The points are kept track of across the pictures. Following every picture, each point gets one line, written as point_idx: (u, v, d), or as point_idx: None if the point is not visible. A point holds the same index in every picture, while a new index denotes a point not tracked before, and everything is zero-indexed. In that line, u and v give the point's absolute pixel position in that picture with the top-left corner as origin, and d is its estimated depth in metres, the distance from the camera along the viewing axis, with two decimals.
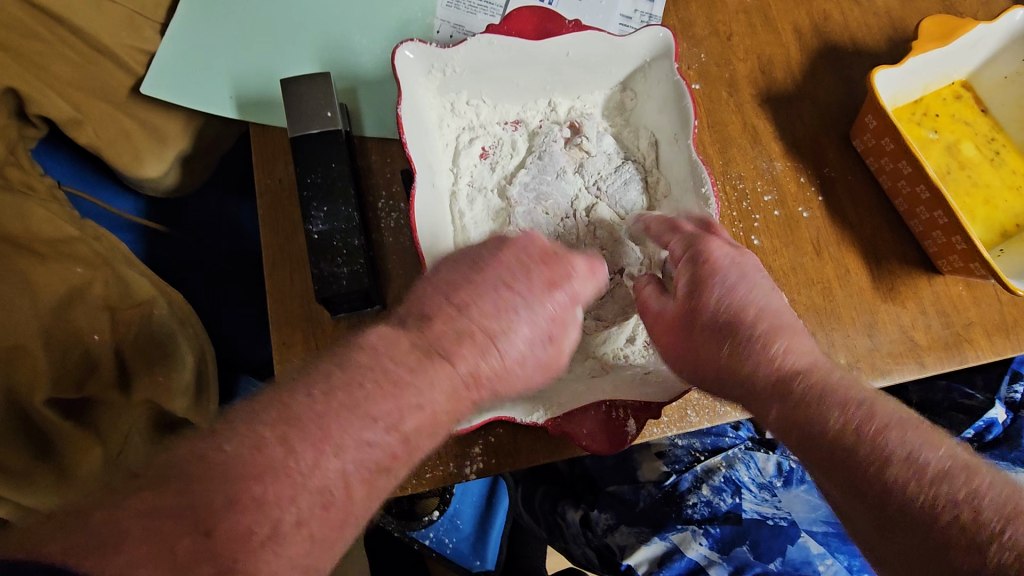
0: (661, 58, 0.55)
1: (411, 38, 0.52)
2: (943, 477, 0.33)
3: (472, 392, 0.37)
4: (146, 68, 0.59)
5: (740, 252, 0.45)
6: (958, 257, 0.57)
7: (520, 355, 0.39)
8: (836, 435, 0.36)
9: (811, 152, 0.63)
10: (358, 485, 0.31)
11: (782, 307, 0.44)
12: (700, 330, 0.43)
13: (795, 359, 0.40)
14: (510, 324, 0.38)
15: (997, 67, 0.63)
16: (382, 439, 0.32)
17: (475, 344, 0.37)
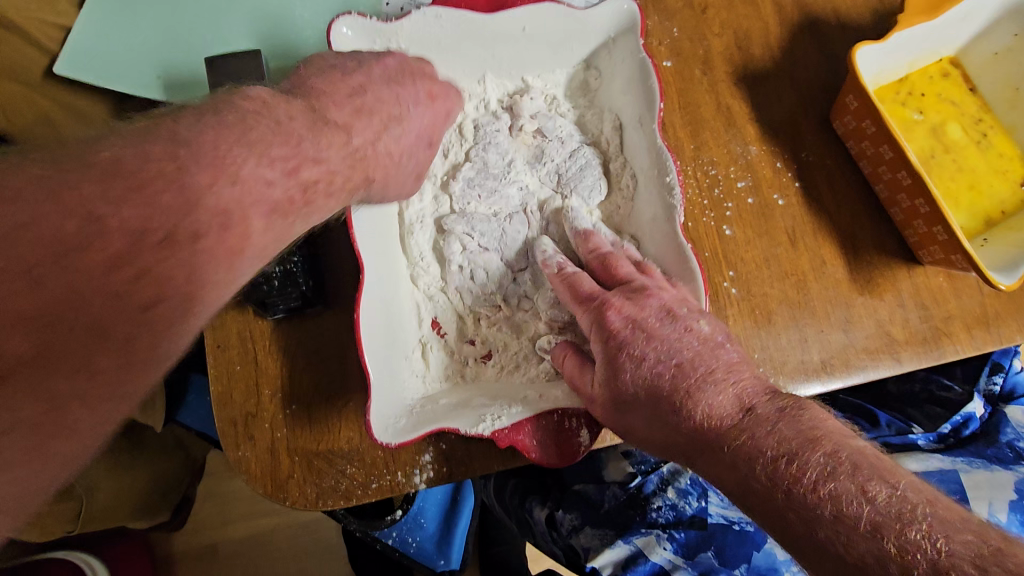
0: (626, 33, 0.50)
1: (348, 11, 0.47)
2: (891, 524, 0.30)
3: (367, 163, 0.40)
4: (61, 46, 0.53)
5: (646, 293, 0.43)
6: (939, 247, 0.54)
7: (405, 146, 0.44)
8: (779, 496, 0.33)
9: (789, 135, 0.59)
10: (258, 221, 0.33)
11: (704, 338, 0.41)
12: (626, 403, 0.40)
13: (726, 407, 0.37)
14: (403, 112, 0.44)
15: (988, 43, 0.59)
16: (280, 179, 0.34)
17: (372, 123, 0.41)
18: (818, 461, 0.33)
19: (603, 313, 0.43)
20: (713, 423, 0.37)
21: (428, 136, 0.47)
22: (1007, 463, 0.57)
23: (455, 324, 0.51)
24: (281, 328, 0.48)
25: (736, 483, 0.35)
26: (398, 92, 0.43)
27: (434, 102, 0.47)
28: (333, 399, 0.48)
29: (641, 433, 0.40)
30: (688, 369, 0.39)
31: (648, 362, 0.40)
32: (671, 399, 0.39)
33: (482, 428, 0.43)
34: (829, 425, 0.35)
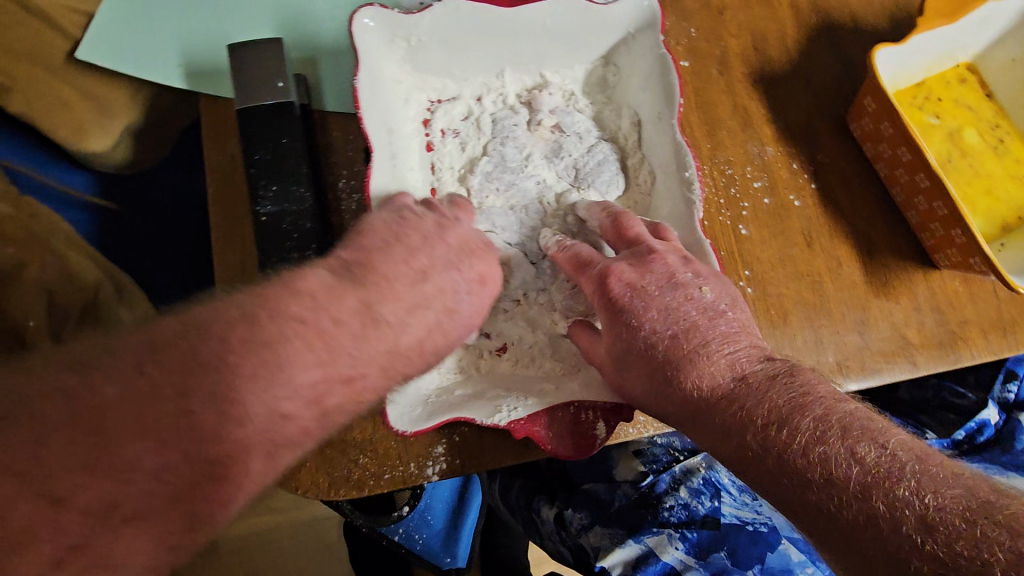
0: (646, 29, 0.51)
1: (371, 2, 0.47)
2: (880, 484, 0.31)
3: (409, 369, 0.36)
4: (83, 31, 0.53)
5: (651, 258, 0.43)
6: (956, 250, 0.54)
7: (455, 338, 0.39)
8: (771, 461, 0.34)
9: (805, 137, 0.59)
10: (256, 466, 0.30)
11: (704, 307, 0.41)
12: (627, 370, 0.41)
13: (717, 373, 0.39)
14: (454, 304, 0.38)
15: (1003, 49, 0.59)
16: (300, 412, 0.30)
17: (425, 316, 0.36)
18: (809, 427, 0.34)
19: (603, 279, 0.43)
20: (704, 390, 0.38)
21: (475, 326, 0.40)
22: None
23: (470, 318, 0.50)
24: None
25: (731, 451, 0.37)
26: (456, 276, 0.39)
27: (485, 285, 0.41)
28: None
29: (641, 399, 0.41)
30: (683, 339, 0.40)
31: (649, 330, 0.41)
32: (665, 368, 0.40)
33: (498, 418, 0.43)
34: (822, 390, 0.36)
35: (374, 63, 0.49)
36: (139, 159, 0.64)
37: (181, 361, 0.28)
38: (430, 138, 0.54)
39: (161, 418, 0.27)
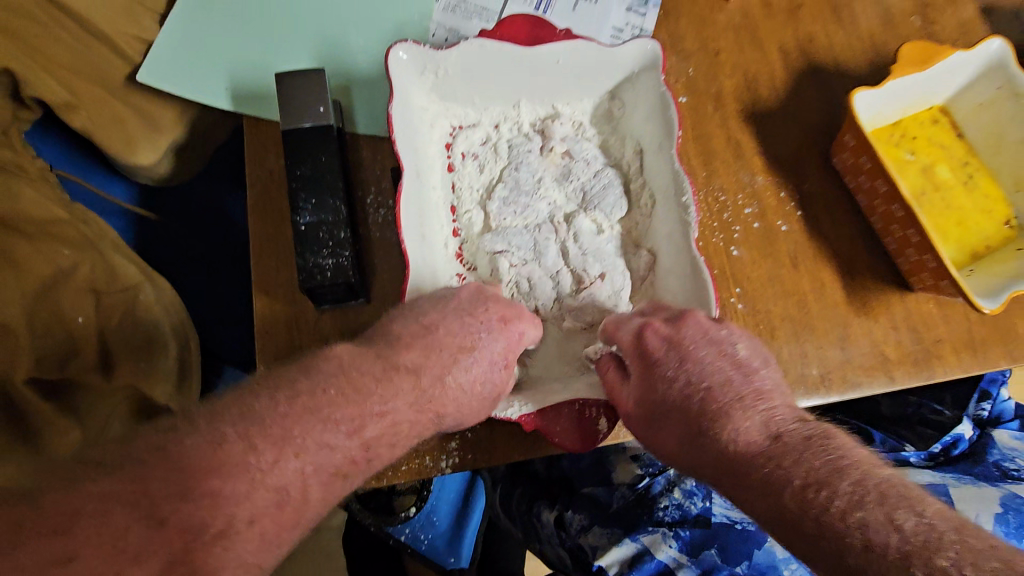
0: (648, 69, 0.56)
1: (405, 39, 0.53)
2: (920, 552, 0.31)
3: (437, 402, 0.42)
4: (143, 57, 0.58)
5: (684, 318, 0.46)
6: (928, 274, 0.59)
7: (480, 374, 0.44)
8: (808, 522, 0.34)
9: (792, 168, 0.65)
10: (315, 488, 0.36)
11: (737, 363, 0.44)
12: (662, 422, 0.43)
13: (754, 432, 0.39)
14: (474, 343, 0.44)
15: (972, 95, 0.65)
16: (344, 442, 0.37)
17: (441, 357, 0.43)
18: (848, 490, 0.34)
19: (642, 333, 0.46)
20: (740, 448, 0.39)
21: (509, 361, 0.46)
22: (993, 479, 0.61)
23: None
24: (328, 316, 0.54)
25: (766, 510, 0.36)
26: (473, 320, 0.45)
27: (508, 325, 0.46)
28: None
29: (671, 450, 0.43)
30: (719, 394, 0.42)
31: (679, 384, 0.44)
32: (700, 423, 0.41)
33: (511, 411, 0.47)
34: (856, 455, 0.37)
35: (405, 93, 0.54)
36: (177, 176, 0.69)
37: (242, 413, 0.36)
38: (452, 160, 0.59)
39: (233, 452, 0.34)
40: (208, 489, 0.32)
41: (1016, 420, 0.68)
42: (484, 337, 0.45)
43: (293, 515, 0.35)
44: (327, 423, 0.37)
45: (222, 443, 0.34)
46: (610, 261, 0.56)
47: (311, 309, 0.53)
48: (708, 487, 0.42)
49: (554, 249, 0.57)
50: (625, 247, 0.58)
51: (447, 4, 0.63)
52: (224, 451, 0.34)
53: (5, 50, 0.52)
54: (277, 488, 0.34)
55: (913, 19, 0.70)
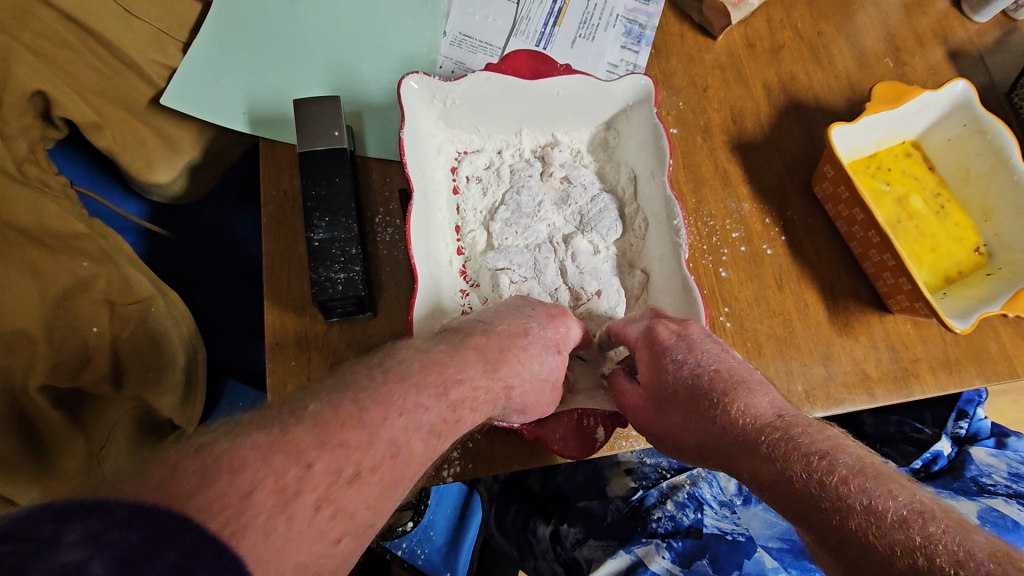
0: (641, 103, 0.60)
1: (417, 70, 0.57)
2: (916, 519, 0.32)
3: (506, 367, 0.45)
4: (167, 82, 0.62)
5: (691, 321, 0.50)
6: (904, 296, 0.62)
7: (537, 353, 0.47)
8: (812, 485, 0.36)
9: (775, 196, 0.69)
10: (417, 444, 0.36)
11: (739, 360, 0.47)
12: (671, 406, 0.47)
13: (763, 411, 0.42)
14: (525, 330, 0.48)
15: (940, 131, 0.70)
16: (435, 404, 0.39)
17: (503, 338, 0.47)
18: (849, 461, 0.36)
19: (653, 327, 0.50)
20: (748, 422, 0.42)
21: (561, 346, 0.50)
22: (971, 492, 0.63)
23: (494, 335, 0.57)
24: (335, 329, 0.56)
25: (771, 478, 0.38)
26: (524, 314, 0.50)
27: (556, 317, 0.51)
28: None
29: (680, 433, 0.46)
30: (726, 379, 0.45)
31: (688, 368, 0.47)
32: (710, 401, 0.45)
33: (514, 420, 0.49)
34: (853, 444, 0.39)
35: (414, 121, 0.58)
36: (189, 194, 0.72)
37: None
38: (457, 183, 0.63)
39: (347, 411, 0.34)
40: (338, 441, 0.32)
41: (991, 438, 0.71)
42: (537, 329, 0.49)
43: (401, 468, 0.35)
44: (418, 390, 0.38)
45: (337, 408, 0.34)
46: (606, 280, 0.59)
47: (320, 323, 0.56)
48: (713, 466, 0.44)
49: (553, 269, 0.60)
50: (620, 267, 0.61)
51: (454, 39, 0.68)
52: (341, 413, 0.34)
53: (39, 73, 0.54)
54: (389, 443, 0.34)
55: (886, 61, 0.75)
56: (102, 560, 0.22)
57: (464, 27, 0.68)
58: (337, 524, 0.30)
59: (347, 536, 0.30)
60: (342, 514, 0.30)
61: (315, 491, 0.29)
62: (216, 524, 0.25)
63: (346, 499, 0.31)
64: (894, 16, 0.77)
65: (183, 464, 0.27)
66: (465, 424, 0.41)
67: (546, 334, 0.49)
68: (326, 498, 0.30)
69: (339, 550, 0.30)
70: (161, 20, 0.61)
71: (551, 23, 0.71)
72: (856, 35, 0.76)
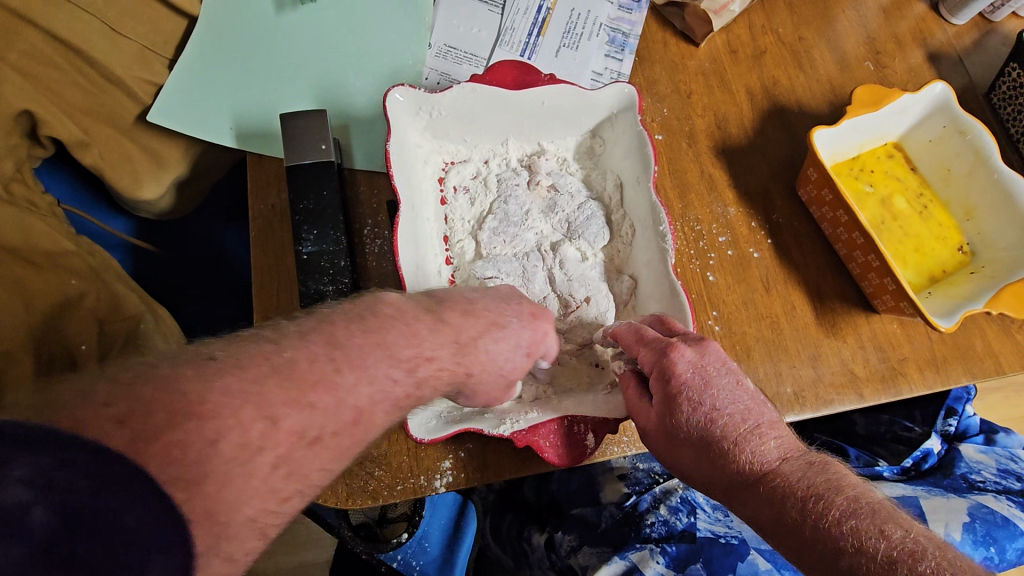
0: (626, 109, 0.61)
1: (402, 83, 0.57)
2: (905, 559, 0.34)
3: (469, 357, 0.44)
4: (153, 98, 0.63)
5: (706, 346, 0.46)
6: (890, 296, 0.63)
7: (506, 349, 0.46)
8: (807, 526, 0.38)
9: (761, 200, 0.70)
10: (381, 414, 0.39)
11: (752, 394, 0.45)
12: (679, 440, 0.45)
13: (771, 453, 0.42)
14: (504, 324, 0.47)
15: (922, 132, 0.71)
16: (403, 377, 0.40)
17: (479, 324, 0.46)
18: (843, 503, 0.38)
19: (668, 355, 0.45)
20: (756, 466, 0.42)
21: (531, 351, 0.48)
22: (961, 490, 0.64)
23: None
24: None
25: (773, 521, 0.40)
26: (508, 309, 0.48)
27: (536, 319, 0.49)
28: None
29: (686, 467, 0.45)
30: (740, 420, 0.44)
31: (703, 408, 0.44)
32: (719, 445, 0.43)
33: (503, 428, 0.50)
34: (853, 479, 0.40)
35: (400, 132, 0.58)
36: (179, 209, 0.72)
37: None
38: (444, 193, 0.63)
39: (315, 375, 0.36)
40: (307, 402, 0.35)
41: (981, 434, 0.72)
42: (514, 325, 0.47)
43: (363, 431, 0.38)
44: (392, 362, 0.40)
45: (314, 360, 0.37)
46: (595, 284, 0.60)
47: None
48: (715, 497, 0.45)
49: (541, 276, 0.60)
50: (608, 273, 0.61)
51: (439, 51, 0.69)
52: (315, 369, 0.36)
53: (23, 92, 0.54)
54: (355, 407, 0.37)
55: (867, 64, 0.76)
56: (44, 508, 0.22)
57: (449, 38, 0.69)
58: (289, 484, 0.34)
59: (296, 496, 0.34)
60: (296, 474, 0.34)
61: (275, 450, 0.33)
62: (168, 476, 0.29)
63: (302, 460, 0.34)
64: (873, 20, 0.78)
65: (156, 403, 0.30)
66: (424, 401, 0.42)
67: (516, 332, 0.47)
68: (285, 459, 0.34)
69: (288, 508, 0.34)
70: (146, 36, 0.61)
71: (535, 33, 0.71)
72: (836, 39, 0.77)
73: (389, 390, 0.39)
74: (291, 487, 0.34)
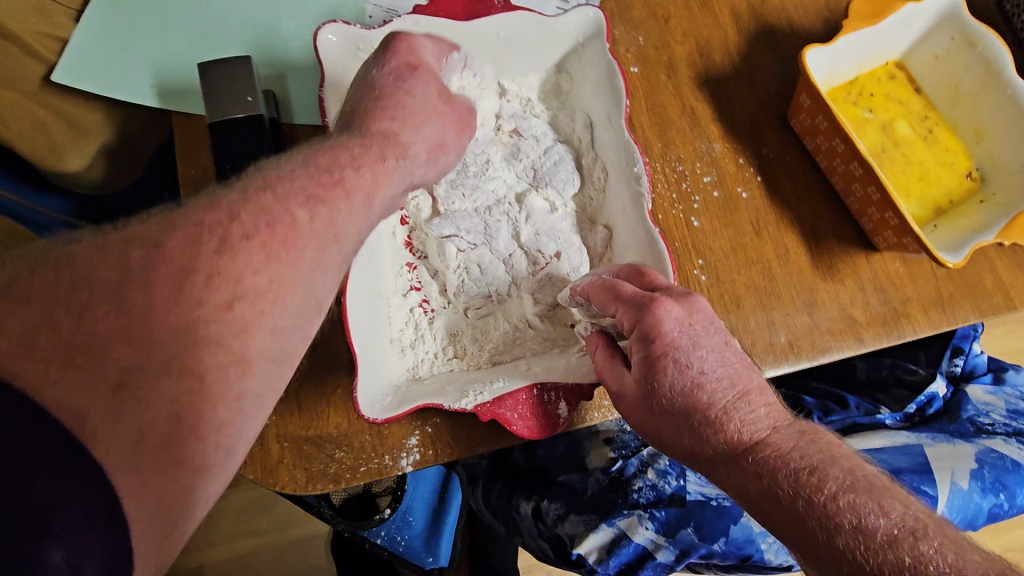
0: (593, 37, 0.54)
1: (333, 20, 0.50)
2: (906, 538, 0.33)
3: (369, 125, 0.42)
4: (59, 56, 0.55)
5: (693, 299, 0.41)
6: (892, 232, 0.57)
7: (391, 91, 0.44)
8: (800, 502, 0.35)
9: (750, 135, 0.63)
10: (300, 213, 0.34)
11: (741, 355, 0.41)
12: (660, 409, 0.40)
13: (758, 423, 0.39)
14: (368, 81, 0.44)
15: (927, 47, 0.64)
16: (303, 170, 0.36)
17: (361, 117, 0.43)
18: (839, 476, 0.36)
19: (653, 311, 0.40)
20: (744, 436, 0.38)
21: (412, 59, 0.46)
22: (968, 435, 0.60)
23: (443, 305, 0.54)
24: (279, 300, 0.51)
25: (760, 495, 0.37)
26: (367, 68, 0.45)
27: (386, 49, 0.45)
28: (321, 383, 0.50)
29: (666, 437, 0.41)
30: (728, 386, 0.40)
31: (690, 372, 0.39)
32: (705, 414, 0.39)
33: (464, 403, 0.45)
34: (841, 447, 0.39)
35: (336, 79, 0.52)
36: (116, 180, 0.67)
37: None
38: None
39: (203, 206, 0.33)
40: (191, 220, 0.32)
41: (989, 373, 0.68)
42: (378, 74, 0.45)
43: (286, 233, 0.34)
44: (278, 172, 0.36)
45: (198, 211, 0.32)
46: (566, 235, 0.54)
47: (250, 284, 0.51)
48: (695, 468, 0.41)
49: (506, 232, 0.54)
50: (581, 225, 0.56)
51: None
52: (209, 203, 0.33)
53: None
54: (261, 211, 0.33)
55: None
56: None
57: None
58: (218, 288, 0.31)
59: (240, 300, 0.32)
60: (223, 278, 0.31)
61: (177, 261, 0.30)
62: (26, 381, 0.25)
63: (222, 264, 0.31)
64: None
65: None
66: (356, 183, 0.38)
67: (389, 72, 0.45)
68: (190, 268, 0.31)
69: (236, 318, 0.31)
70: None
71: None
72: None
73: (288, 191, 0.35)
74: (226, 294, 0.31)
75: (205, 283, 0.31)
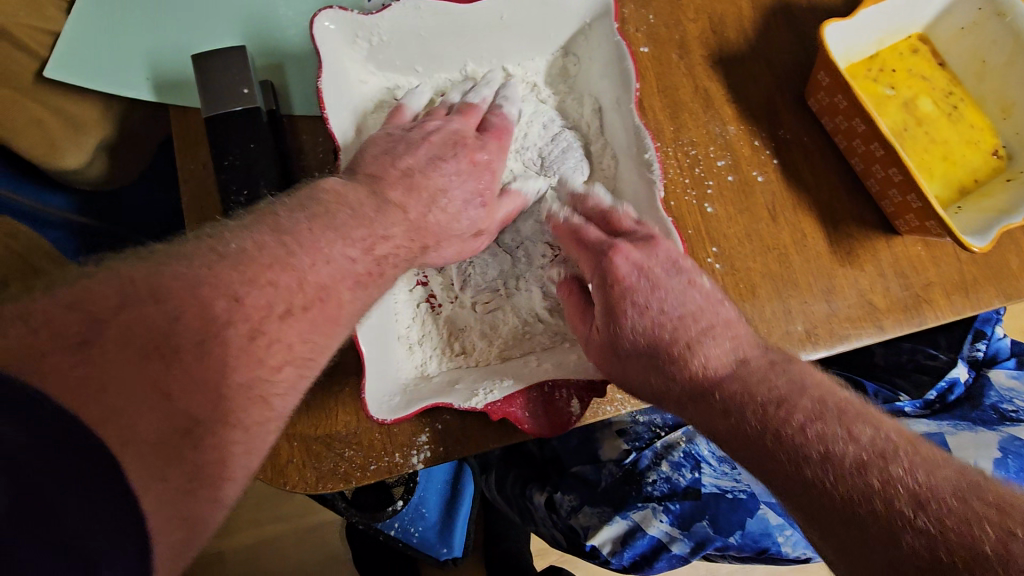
0: (602, 16, 0.52)
1: (330, 6, 0.48)
2: (874, 461, 0.32)
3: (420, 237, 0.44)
4: (52, 51, 0.54)
5: (655, 244, 0.43)
6: (914, 215, 0.55)
7: (453, 212, 0.46)
8: (767, 436, 0.35)
9: (765, 116, 0.61)
10: (346, 293, 0.38)
11: (706, 293, 0.42)
12: (624, 352, 0.41)
13: (721, 360, 0.39)
14: (438, 183, 0.46)
15: (952, 19, 0.61)
16: (359, 257, 0.39)
17: (419, 197, 0.44)
18: (807, 405, 0.35)
19: (611, 257, 0.43)
20: (707, 372, 0.38)
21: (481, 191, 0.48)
22: (989, 424, 0.59)
23: (450, 300, 0.52)
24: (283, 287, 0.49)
25: (765, 471, 0.35)
26: (438, 168, 0.46)
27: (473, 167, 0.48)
28: (330, 381, 0.49)
29: (630, 383, 0.41)
30: (690, 323, 0.40)
31: (650, 312, 0.41)
32: (671, 356, 0.40)
33: (475, 401, 0.45)
34: (816, 378, 0.38)
35: (336, 68, 0.50)
36: (119, 179, 0.66)
37: None
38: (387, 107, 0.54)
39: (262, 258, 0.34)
40: (264, 279, 0.34)
41: (1013, 357, 0.66)
42: (453, 179, 0.47)
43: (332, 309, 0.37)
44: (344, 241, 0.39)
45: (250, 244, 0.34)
46: None
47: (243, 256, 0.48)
48: (665, 411, 0.41)
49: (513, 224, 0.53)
50: None
51: None
52: (265, 250, 0.35)
53: None
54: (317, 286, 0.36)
55: None
56: None
57: None
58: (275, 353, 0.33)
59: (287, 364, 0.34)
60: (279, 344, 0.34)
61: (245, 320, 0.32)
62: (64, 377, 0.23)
63: (279, 331, 0.34)
64: None
65: None
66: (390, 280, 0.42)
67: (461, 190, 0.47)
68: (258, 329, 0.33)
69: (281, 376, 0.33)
70: None
71: None
72: None
73: (347, 268, 0.38)
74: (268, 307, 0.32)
75: (264, 347, 0.33)
